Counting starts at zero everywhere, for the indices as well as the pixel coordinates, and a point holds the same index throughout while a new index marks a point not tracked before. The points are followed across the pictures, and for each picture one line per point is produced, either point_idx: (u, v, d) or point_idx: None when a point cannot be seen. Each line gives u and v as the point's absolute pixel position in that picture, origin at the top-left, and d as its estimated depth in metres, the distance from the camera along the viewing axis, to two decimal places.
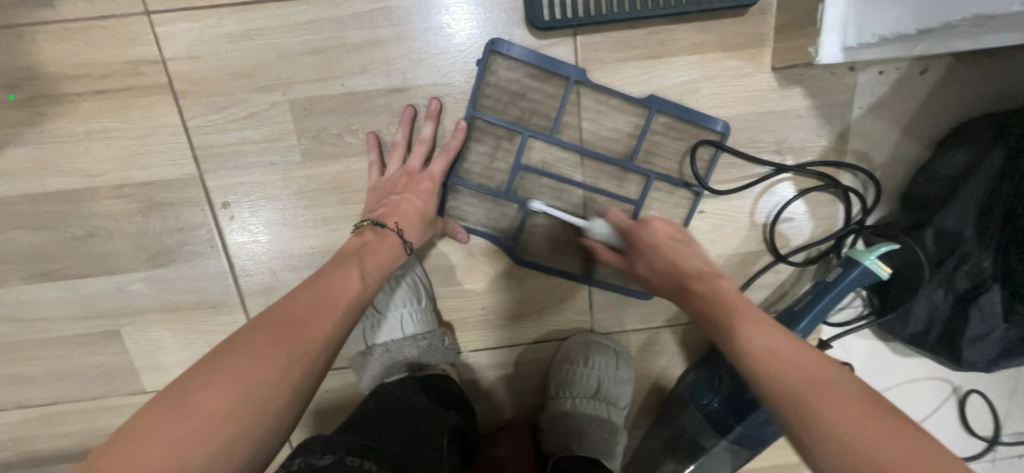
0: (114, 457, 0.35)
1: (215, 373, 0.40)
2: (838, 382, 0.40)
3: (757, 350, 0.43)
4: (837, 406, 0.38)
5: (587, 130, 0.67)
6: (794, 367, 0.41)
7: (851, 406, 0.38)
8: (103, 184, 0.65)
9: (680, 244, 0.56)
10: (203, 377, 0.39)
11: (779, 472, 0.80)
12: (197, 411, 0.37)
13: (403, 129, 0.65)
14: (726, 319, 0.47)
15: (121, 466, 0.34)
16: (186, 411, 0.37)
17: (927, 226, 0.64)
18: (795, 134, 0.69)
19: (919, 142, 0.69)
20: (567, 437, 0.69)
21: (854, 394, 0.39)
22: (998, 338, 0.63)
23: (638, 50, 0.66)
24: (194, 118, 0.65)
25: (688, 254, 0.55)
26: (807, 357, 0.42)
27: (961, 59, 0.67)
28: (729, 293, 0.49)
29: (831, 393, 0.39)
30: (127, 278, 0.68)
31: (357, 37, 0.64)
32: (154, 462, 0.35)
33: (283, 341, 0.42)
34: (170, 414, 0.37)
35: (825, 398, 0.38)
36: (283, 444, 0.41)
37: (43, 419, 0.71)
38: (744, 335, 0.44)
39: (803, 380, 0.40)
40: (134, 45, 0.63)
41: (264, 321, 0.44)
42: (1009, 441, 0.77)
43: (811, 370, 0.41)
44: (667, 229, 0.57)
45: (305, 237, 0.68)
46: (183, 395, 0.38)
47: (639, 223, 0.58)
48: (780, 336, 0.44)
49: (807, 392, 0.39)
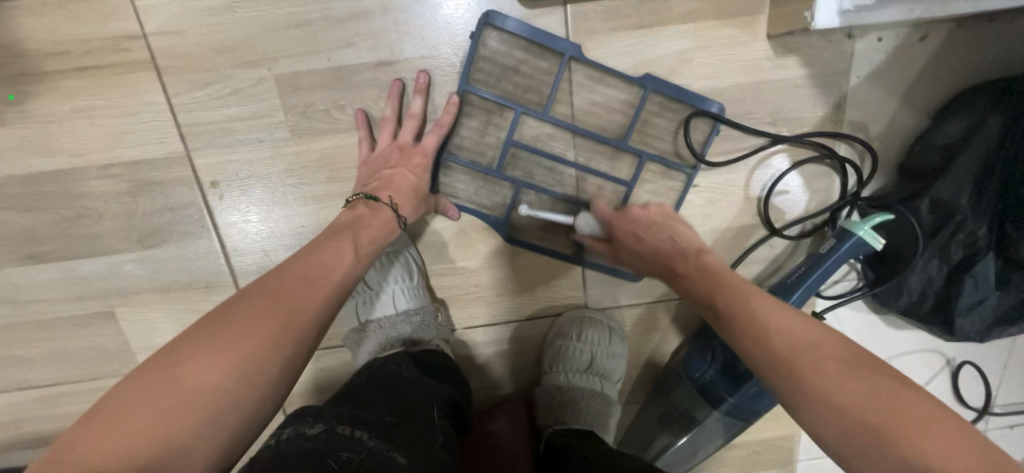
0: (105, 420, 0.35)
1: (206, 342, 0.39)
2: (823, 343, 0.41)
3: (742, 317, 0.46)
4: (826, 371, 0.39)
5: (581, 108, 0.66)
6: (774, 330, 0.43)
7: (840, 370, 0.39)
8: (90, 163, 0.65)
9: (656, 229, 0.62)
10: (192, 346, 0.39)
11: (771, 445, 0.82)
12: (190, 379, 0.38)
13: (392, 104, 0.64)
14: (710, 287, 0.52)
15: (112, 431, 0.35)
16: (177, 380, 0.38)
17: (923, 197, 0.63)
18: (791, 105, 0.68)
19: (917, 112, 0.68)
20: (562, 410, 0.68)
21: (844, 360, 0.40)
22: (992, 306, 0.64)
23: (629, 19, 0.65)
24: (178, 95, 0.64)
25: (671, 238, 0.61)
26: (794, 319, 0.44)
27: (961, 25, 0.65)
28: (715, 266, 0.55)
29: (820, 356, 0.41)
30: (119, 259, 0.68)
31: (342, 9, 0.62)
32: (149, 428, 0.35)
33: (274, 312, 0.42)
34: (158, 381, 0.37)
35: (811, 360, 0.40)
36: (275, 412, 0.42)
37: (44, 400, 0.72)
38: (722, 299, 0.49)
39: (789, 343, 0.42)
40: (114, 20, 0.62)
41: (257, 291, 0.44)
42: (999, 411, 0.78)
43: (793, 332, 0.43)
44: (648, 216, 0.63)
45: (296, 217, 0.67)
46: (170, 365, 0.38)
47: (619, 213, 0.65)
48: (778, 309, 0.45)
49: (793, 356, 0.41)
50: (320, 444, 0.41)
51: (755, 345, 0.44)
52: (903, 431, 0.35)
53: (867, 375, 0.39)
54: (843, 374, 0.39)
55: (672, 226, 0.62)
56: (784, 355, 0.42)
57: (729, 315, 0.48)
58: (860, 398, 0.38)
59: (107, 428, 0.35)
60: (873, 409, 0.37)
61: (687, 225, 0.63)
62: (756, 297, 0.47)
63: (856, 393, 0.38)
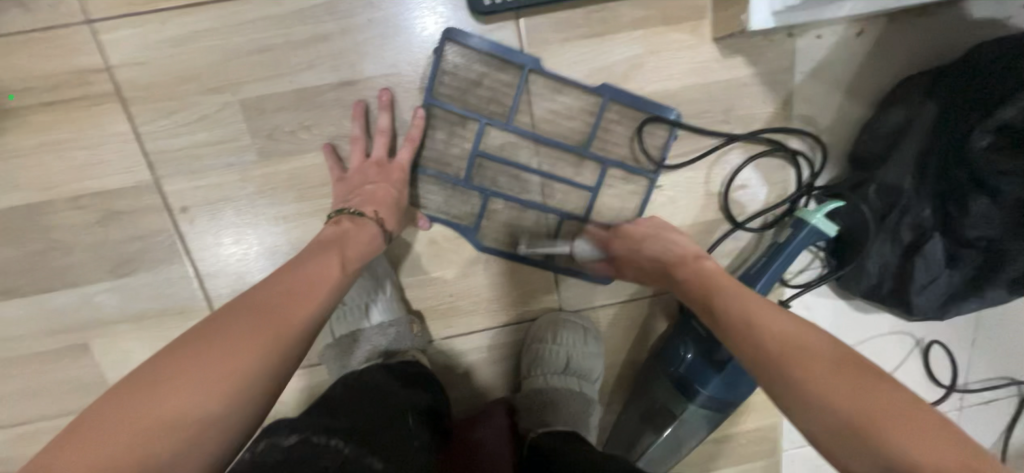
0: (83, 433, 0.35)
1: (191, 356, 0.40)
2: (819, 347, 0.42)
3: (743, 322, 0.46)
4: (818, 368, 0.40)
5: (541, 115, 0.69)
6: (776, 338, 0.43)
7: (829, 368, 0.40)
8: (60, 196, 0.65)
9: (660, 239, 0.63)
10: (179, 359, 0.39)
11: (754, 435, 0.83)
12: (171, 395, 0.37)
13: (359, 123, 0.66)
14: (713, 297, 0.51)
15: (89, 448, 0.34)
16: (158, 395, 0.37)
17: (870, 183, 0.68)
18: (741, 103, 0.71)
19: (859, 104, 0.72)
20: (542, 411, 0.70)
21: (832, 358, 0.41)
22: (945, 283, 0.66)
23: (580, 29, 0.68)
24: (145, 124, 0.65)
25: (670, 244, 0.62)
26: (792, 324, 0.44)
27: (892, 19, 0.69)
28: (716, 274, 0.54)
29: (813, 357, 0.41)
30: (91, 289, 0.68)
31: (303, 33, 0.65)
32: (125, 443, 0.35)
33: (261, 328, 0.43)
34: (144, 394, 0.37)
35: (806, 361, 0.41)
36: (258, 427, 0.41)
37: (19, 438, 0.71)
38: (732, 312, 0.47)
39: (785, 345, 0.42)
40: (78, 54, 0.63)
41: (242, 306, 0.45)
42: (971, 387, 0.81)
43: (793, 338, 0.43)
44: (646, 229, 0.65)
45: (269, 237, 0.68)
46: (154, 378, 0.38)
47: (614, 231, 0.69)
48: (764, 309, 0.47)
49: (790, 361, 0.41)
50: (296, 452, 0.42)
51: (748, 342, 0.45)
52: (877, 420, 0.36)
53: (854, 378, 0.39)
54: (827, 371, 0.40)
55: (669, 234, 0.64)
56: (778, 350, 0.42)
57: (731, 321, 0.47)
58: (841, 396, 0.38)
59: (78, 450, 0.34)
60: (854, 406, 0.37)
61: (683, 235, 0.63)
62: (753, 300, 0.48)
63: (848, 390, 0.38)
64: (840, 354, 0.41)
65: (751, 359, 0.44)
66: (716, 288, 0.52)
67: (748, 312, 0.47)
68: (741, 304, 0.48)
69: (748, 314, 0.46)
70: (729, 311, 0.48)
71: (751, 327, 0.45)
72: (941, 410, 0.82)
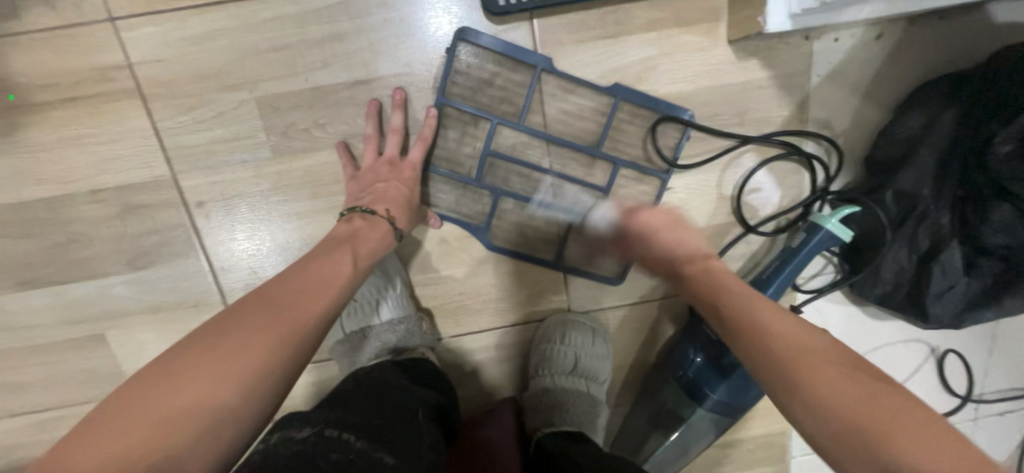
0: (103, 418, 0.36)
1: (208, 348, 0.41)
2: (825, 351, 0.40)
3: (750, 323, 0.43)
4: (824, 370, 0.38)
5: (553, 116, 0.69)
6: (778, 339, 0.41)
7: (836, 371, 0.38)
8: (80, 189, 0.67)
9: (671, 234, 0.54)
10: (196, 350, 0.40)
11: (762, 441, 0.82)
12: (187, 385, 0.38)
13: (372, 122, 0.67)
14: (718, 291, 0.47)
15: (108, 434, 0.35)
16: (175, 384, 0.38)
17: (887, 188, 0.66)
18: (756, 105, 0.70)
19: (877, 107, 0.71)
20: (548, 411, 0.70)
21: (842, 364, 0.38)
22: (962, 291, 0.64)
23: (594, 30, 0.67)
24: (163, 120, 0.66)
25: (687, 238, 0.54)
26: (795, 326, 0.42)
27: (912, 22, 0.68)
28: (722, 272, 0.50)
29: (820, 361, 0.38)
30: (109, 281, 0.69)
31: (318, 32, 0.65)
32: (141, 429, 0.36)
33: (275, 322, 0.43)
34: (163, 382, 0.38)
35: (814, 364, 0.38)
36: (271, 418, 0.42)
37: (37, 424, 0.73)
38: (734, 310, 0.44)
39: (791, 348, 0.40)
40: (100, 52, 0.64)
41: (259, 299, 0.45)
42: (986, 398, 0.79)
43: (798, 341, 0.40)
44: (662, 217, 0.56)
45: (282, 233, 0.69)
46: (171, 368, 0.39)
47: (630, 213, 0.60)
48: (768, 307, 0.44)
49: (797, 362, 0.39)
50: (309, 446, 0.43)
51: (748, 340, 0.42)
52: (887, 430, 0.34)
53: (863, 383, 0.37)
54: (836, 375, 0.37)
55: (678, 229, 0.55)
56: (784, 353, 0.40)
57: (730, 322, 0.44)
58: (849, 401, 0.36)
59: (100, 432, 0.35)
60: (863, 413, 0.35)
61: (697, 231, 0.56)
62: (755, 298, 0.45)
63: (858, 396, 0.36)
64: (849, 360, 0.39)
65: (754, 358, 0.41)
66: (722, 283, 0.48)
67: (753, 310, 0.44)
68: (745, 301, 0.45)
69: (750, 313, 0.43)
70: (729, 309, 0.45)
71: (752, 324, 0.43)
72: (955, 421, 0.81)
